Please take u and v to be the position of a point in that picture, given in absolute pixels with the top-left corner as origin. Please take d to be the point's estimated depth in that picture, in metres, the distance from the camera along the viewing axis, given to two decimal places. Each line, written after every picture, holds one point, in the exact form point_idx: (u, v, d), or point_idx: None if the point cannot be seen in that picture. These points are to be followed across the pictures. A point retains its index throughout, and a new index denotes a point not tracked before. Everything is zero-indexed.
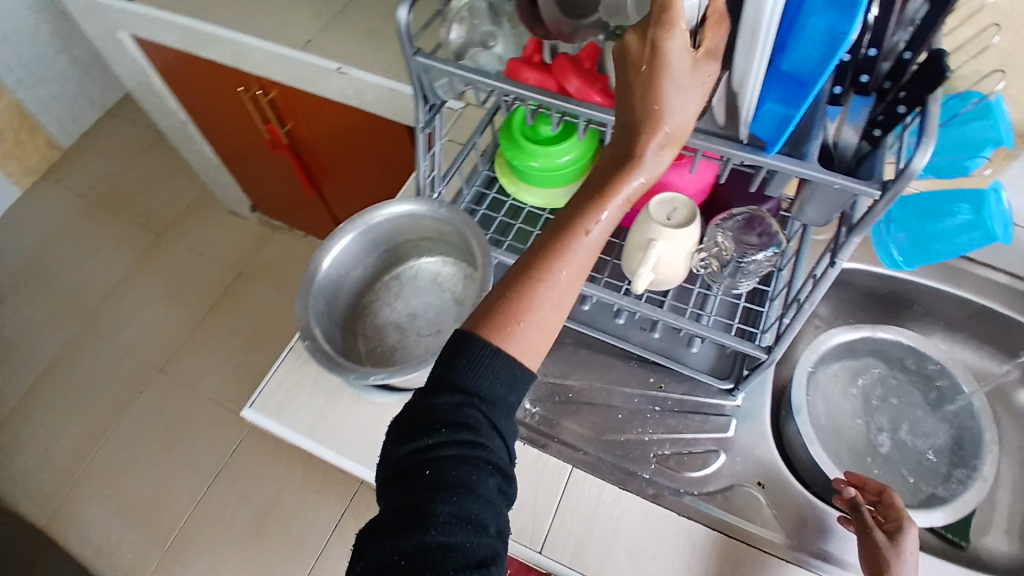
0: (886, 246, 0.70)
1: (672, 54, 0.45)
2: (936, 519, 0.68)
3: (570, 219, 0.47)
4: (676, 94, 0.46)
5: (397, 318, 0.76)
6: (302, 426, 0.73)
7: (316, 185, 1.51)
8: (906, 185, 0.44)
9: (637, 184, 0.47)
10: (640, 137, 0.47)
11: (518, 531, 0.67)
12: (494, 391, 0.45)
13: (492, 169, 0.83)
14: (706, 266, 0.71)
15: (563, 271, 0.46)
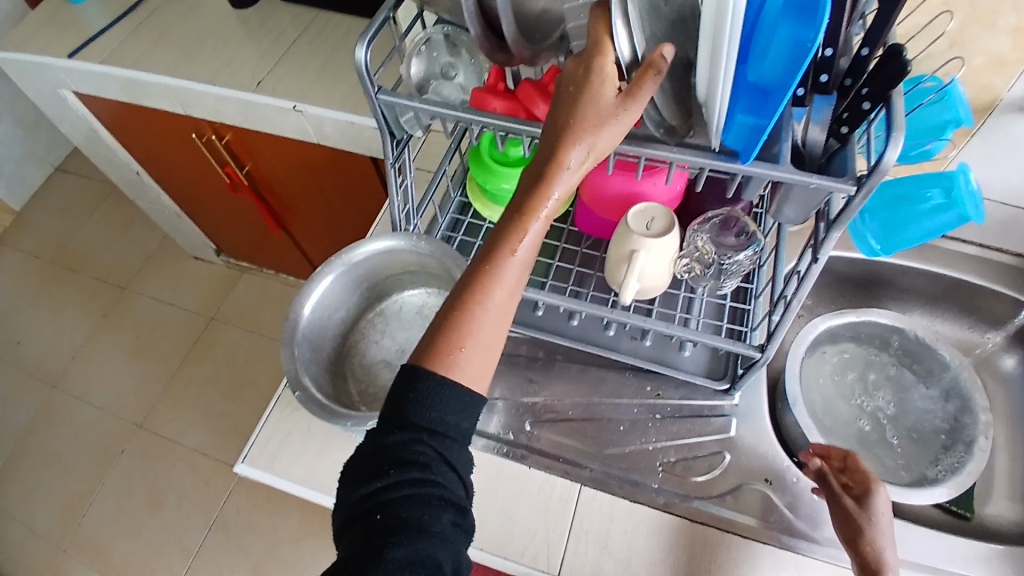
0: (862, 236, 0.73)
1: (599, 76, 0.47)
2: (942, 494, 0.69)
3: (498, 240, 0.47)
4: (589, 108, 0.47)
5: (386, 354, 0.75)
6: (299, 477, 0.71)
7: (282, 223, 1.48)
8: (881, 180, 0.45)
9: (557, 197, 0.48)
10: (558, 149, 0.47)
11: (534, 557, 0.66)
12: (443, 423, 0.45)
13: (464, 195, 0.82)
14: (688, 271, 0.71)
15: (496, 292, 0.47)
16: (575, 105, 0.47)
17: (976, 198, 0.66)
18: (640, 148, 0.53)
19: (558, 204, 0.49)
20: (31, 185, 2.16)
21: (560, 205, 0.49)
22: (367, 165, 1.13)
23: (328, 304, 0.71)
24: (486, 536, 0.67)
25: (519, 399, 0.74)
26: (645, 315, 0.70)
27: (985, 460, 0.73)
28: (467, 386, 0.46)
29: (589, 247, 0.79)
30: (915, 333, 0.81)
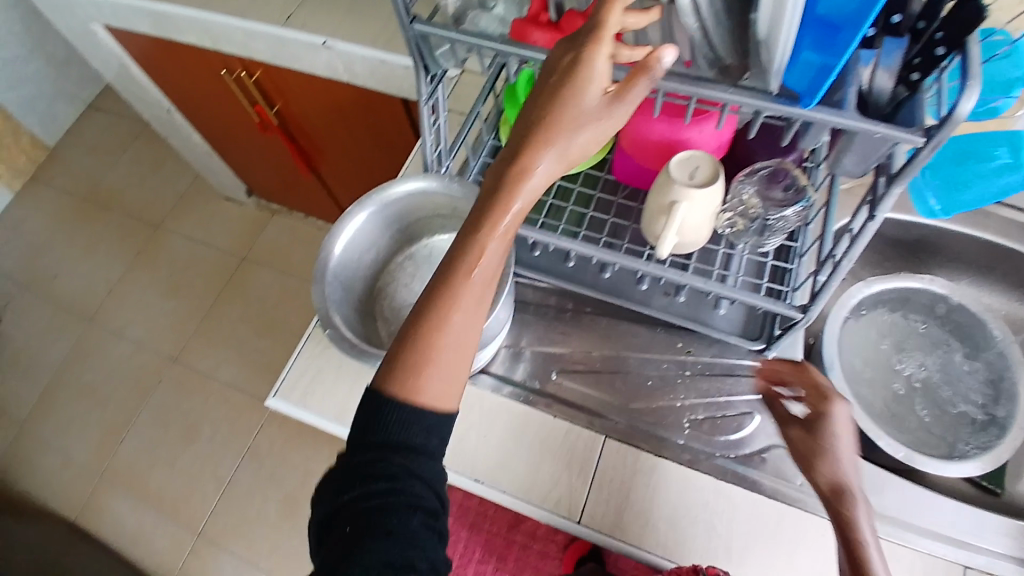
0: (920, 194, 0.69)
1: (587, 69, 0.44)
2: (974, 467, 0.68)
3: (457, 255, 0.44)
4: (559, 108, 0.44)
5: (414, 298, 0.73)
6: (327, 414, 0.72)
7: (311, 165, 1.47)
8: (953, 132, 0.41)
9: (521, 207, 0.44)
10: (523, 155, 0.43)
11: (556, 503, 0.66)
12: (413, 441, 0.44)
13: (497, 138, 0.79)
14: (729, 226, 0.70)
15: (456, 314, 0.44)
16: (548, 105, 0.44)
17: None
18: (694, 87, 0.49)
19: (523, 212, 0.45)
20: (65, 121, 2.18)
21: (525, 213, 0.45)
22: (397, 108, 1.10)
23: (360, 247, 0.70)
24: (509, 481, 0.68)
25: (546, 349, 0.74)
26: (681, 270, 0.68)
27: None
28: (431, 408, 0.45)
29: (626, 197, 0.76)
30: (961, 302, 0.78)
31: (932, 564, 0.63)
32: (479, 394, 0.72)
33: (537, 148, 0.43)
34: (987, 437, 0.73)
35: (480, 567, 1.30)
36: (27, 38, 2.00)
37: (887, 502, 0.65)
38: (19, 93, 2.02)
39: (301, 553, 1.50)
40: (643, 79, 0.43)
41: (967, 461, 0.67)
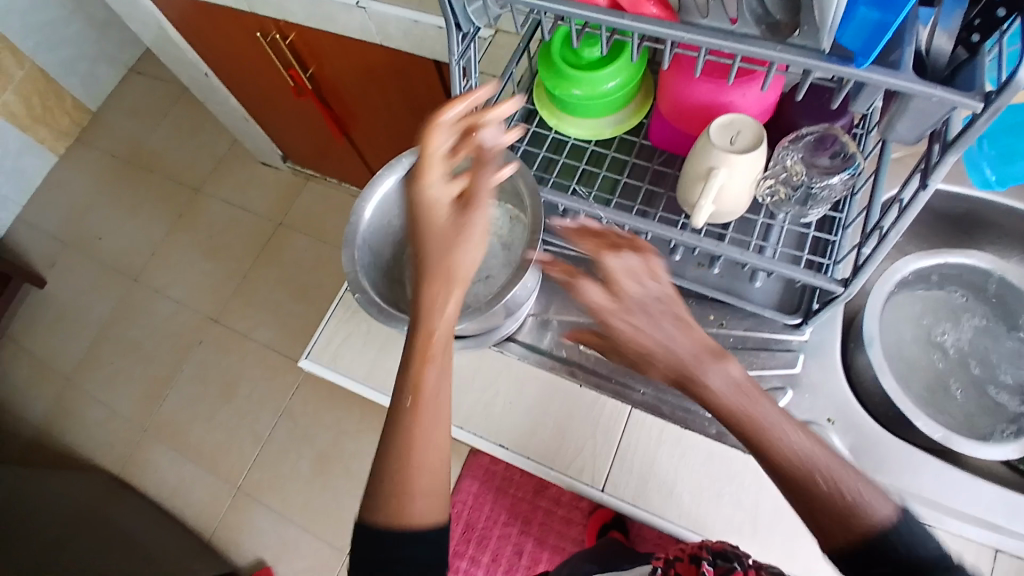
0: (977, 165, 0.66)
1: (438, 205, 0.52)
2: (1015, 452, 0.65)
3: (402, 382, 0.54)
4: (433, 240, 0.52)
5: None
6: (358, 376, 0.73)
7: (343, 129, 1.47)
8: (1012, 99, 0.39)
9: (441, 325, 0.53)
10: (422, 288, 0.53)
11: (579, 471, 0.67)
12: (399, 554, 0.51)
13: (531, 102, 0.77)
14: (771, 194, 0.66)
15: (420, 432, 0.53)
16: (420, 245, 0.53)
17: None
18: (739, 44, 0.46)
19: (446, 325, 0.54)
20: (106, 85, 2.22)
21: (449, 322, 0.54)
22: (429, 71, 1.08)
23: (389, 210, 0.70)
24: (535, 448, 0.68)
25: (574, 318, 0.72)
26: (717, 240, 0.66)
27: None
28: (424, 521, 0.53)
29: (661, 164, 0.74)
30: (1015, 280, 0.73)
31: (961, 546, 0.62)
32: (507, 362, 0.72)
33: (432, 275, 0.52)
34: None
35: (504, 530, 1.33)
36: (69, 3, 2.03)
37: (921, 484, 0.63)
38: (63, 58, 2.06)
39: (332, 509, 1.55)
40: (486, 176, 0.53)
41: (1011, 446, 0.64)
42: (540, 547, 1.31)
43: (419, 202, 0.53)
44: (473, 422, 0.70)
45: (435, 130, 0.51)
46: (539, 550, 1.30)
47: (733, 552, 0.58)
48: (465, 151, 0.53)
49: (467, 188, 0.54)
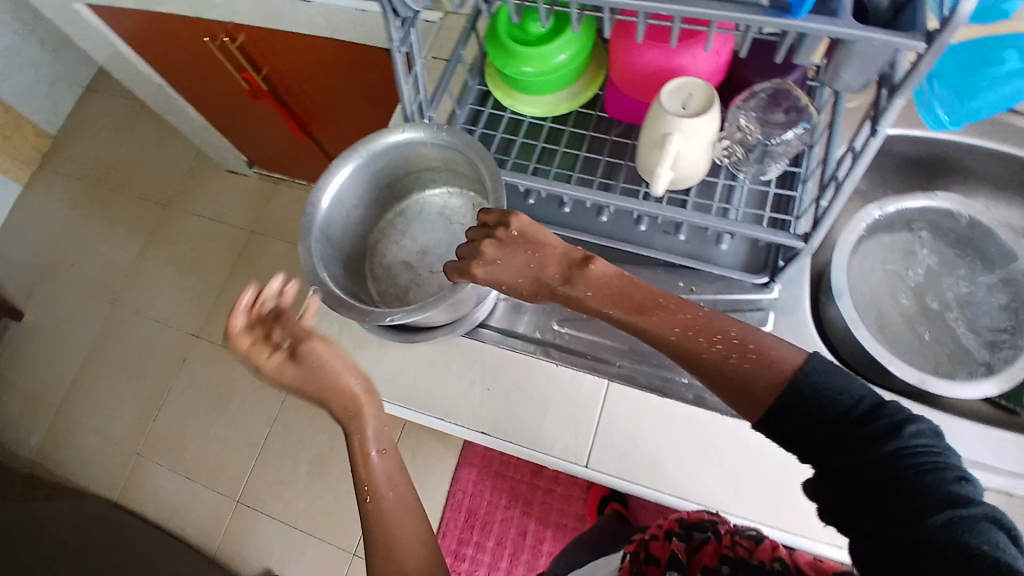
0: (930, 106, 0.66)
1: (291, 372, 0.58)
2: (990, 387, 0.65)
3: (360, 491, 0.58)
4: (308, 377, 0.58)
5: (406, 256, 0.73)
6: None
7: (306, 129, 1.44)
8: (954, 36, 0.39)
9: (365, 418, 0.59)
10: (335, 402, 0.58)
11: (563, 450, 0.67)
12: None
13: (485, 85, 0.76)
14: (728, 155, 0.65)
15: (391, 518, 0.57)
16: (308, 389, 0.58)
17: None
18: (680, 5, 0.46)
19: (370, 420, 0.60)
20: (65, 108, 2.17)
21: (373, 417, 0.60)
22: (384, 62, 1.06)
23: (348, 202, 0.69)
24: (519, 433, 0.68)
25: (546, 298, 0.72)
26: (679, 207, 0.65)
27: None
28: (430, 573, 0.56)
29: (619, 135, 0.73)
30: (980, 219, 0.73)
31: None
32: (481, 348, 0.71)
33: (336, 389, 0.58)
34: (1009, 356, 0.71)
35: (507, 513, 1.34)
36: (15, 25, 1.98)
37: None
38: (16, 84, 2.01)
39: (335, 511, 1.55)
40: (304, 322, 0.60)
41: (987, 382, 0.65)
42: (542, 526, 1.32)
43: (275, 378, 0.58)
44: (454, 412, 0.70)
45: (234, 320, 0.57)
46: (542, 530, 1.31)
47: (708, 522, 0.60)
48: (269, 326, 0.59)
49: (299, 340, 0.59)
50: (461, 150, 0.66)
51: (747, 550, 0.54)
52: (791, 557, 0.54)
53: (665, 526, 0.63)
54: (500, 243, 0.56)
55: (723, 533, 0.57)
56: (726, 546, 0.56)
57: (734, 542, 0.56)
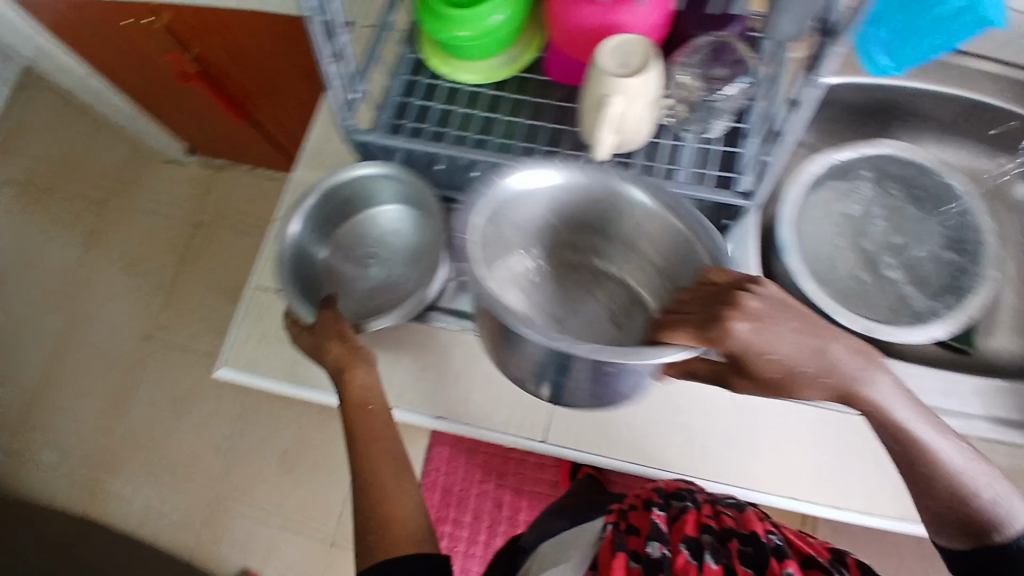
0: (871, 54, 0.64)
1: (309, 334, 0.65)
2: (937, 330, 0.69)
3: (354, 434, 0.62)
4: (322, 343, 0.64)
5: (598, 313, 0.67)
6: (284, 374, 0.71)
7: (244, 111, 1.36)
8: None
9: (359, 373, 0.63)
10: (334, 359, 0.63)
11: (518, 425, 0.68)
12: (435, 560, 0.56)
13: (417, 52, 0.70)
14: (672, 114, 0.64)
15: (379, 462, 0.61)
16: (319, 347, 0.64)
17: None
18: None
19: (366, 376, 0.63)
20: None
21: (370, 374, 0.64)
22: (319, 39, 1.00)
23: (519, 216, 0.63)
24: (477, 416, 0.68)
25: None
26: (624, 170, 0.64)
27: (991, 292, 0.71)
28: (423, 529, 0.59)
29: (562, 100, 0.69)
30: (922, 163, 0.75)
31: None
32: (436, 331, 0.71)
33: (327, 350, 0.63)
34: (954, 296, 0.72)
35: (482, 487, 1.34)
36: None
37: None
38: None
39: (311, 500, 1.54)
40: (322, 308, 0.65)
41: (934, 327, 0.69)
42: (517, 496, 1.33)
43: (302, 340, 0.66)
44: (406, 397, 0.69)
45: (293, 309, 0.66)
46: (517, 500, 1.32)
47: (687, 492, 0.67)
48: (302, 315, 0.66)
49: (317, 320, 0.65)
50: (669, 231, 0.60)
51: (731, 521, 0.62)
52: (779, 531, 0.62)
53: (643, 497, 0.70)
54: (763, 300, 0.47)
55: (704, 506, 0.65)
56: (707, 516, 0.63)
57: (715, 513, 0.64)
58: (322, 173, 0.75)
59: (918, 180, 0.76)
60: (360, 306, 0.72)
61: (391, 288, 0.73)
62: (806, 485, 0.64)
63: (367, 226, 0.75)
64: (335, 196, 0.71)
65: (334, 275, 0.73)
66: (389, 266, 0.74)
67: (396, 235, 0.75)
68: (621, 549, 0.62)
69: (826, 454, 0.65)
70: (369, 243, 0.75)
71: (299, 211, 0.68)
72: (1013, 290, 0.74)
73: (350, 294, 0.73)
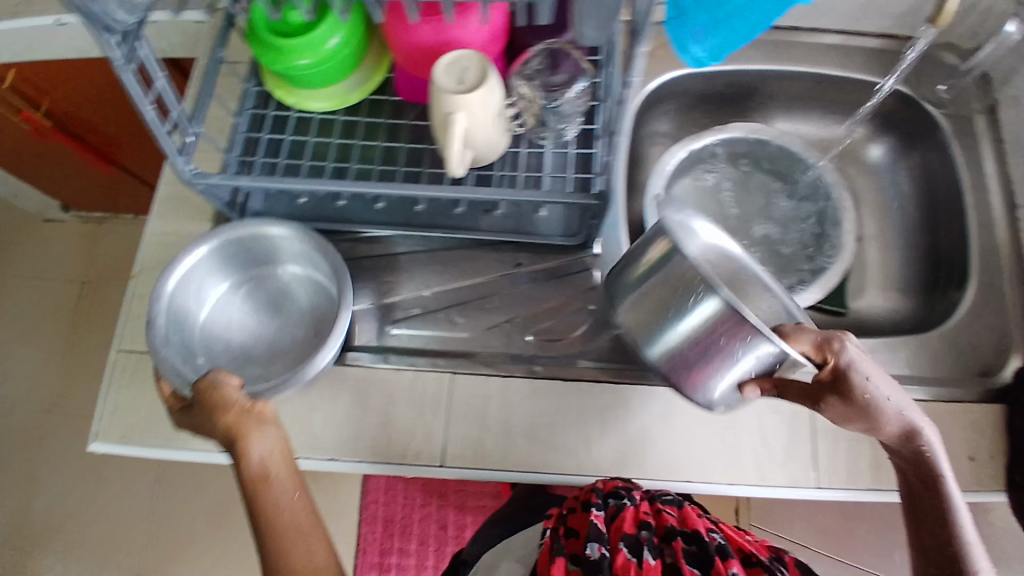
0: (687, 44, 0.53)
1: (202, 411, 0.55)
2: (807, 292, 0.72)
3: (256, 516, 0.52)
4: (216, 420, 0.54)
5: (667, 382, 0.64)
6: (164, 439, 0.68)
7: (110, 159, 1.26)
8: None
9: (258, 443, 0.53)
10: (226, 432, 0.53)
11: (417, 454, 0.64)
12: None
13: (261, 83, 0.67)
14: (522, 123, 0.65)
15: (285, 531, 0.52)
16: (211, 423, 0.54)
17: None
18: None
19: (267, 444, 0.54)
20: None
21: (270, 442, 0.54)
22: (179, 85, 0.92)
23: None
24: (365, 449, 0.64)
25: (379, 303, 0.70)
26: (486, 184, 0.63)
27: (850, 257, 0.74)
28: None
29: (417, 118, 0.68)
30: (769, 141, 0.77)
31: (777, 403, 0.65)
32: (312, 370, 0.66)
33: (215, 420, 0.54)
34: (819, 261, 0.76)
35: (424, 510, 1.31)
36: None
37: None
38: None
39: None
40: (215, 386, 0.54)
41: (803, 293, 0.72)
42: (461, 512, 1.31)
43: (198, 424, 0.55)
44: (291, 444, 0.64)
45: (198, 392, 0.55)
46: (462, 516, 1.30)
47: (623, 490, 0.60)
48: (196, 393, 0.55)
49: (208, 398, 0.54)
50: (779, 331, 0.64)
51: (673, 518, 0.57)
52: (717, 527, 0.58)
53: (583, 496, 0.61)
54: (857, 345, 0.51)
55: (639, 500, 0.59)
56: (645, 512, 0.57)
57: (654, 510, 0.58)
58: (179, 222, 0.71)
59: (767, 158, 0.79)
60: (259, 374, 0.66)
61: (293, 351, 0.67)
62: (698, 466, 0.63)
63: (264, 282, 0.69)
64: (220, 255, 0.65)
65: (229, 340, 0.67)
66: (291, 327, 0.69)
67: (297, 296, 0.69)
68: (559, 554, 0.54)
69: (717, 432, 0.64)
70: (268, 303, 0.69)
71: (174, 274, 0.61)
72: (875, 249, 0.78)
73: (247, 361, 0.67)
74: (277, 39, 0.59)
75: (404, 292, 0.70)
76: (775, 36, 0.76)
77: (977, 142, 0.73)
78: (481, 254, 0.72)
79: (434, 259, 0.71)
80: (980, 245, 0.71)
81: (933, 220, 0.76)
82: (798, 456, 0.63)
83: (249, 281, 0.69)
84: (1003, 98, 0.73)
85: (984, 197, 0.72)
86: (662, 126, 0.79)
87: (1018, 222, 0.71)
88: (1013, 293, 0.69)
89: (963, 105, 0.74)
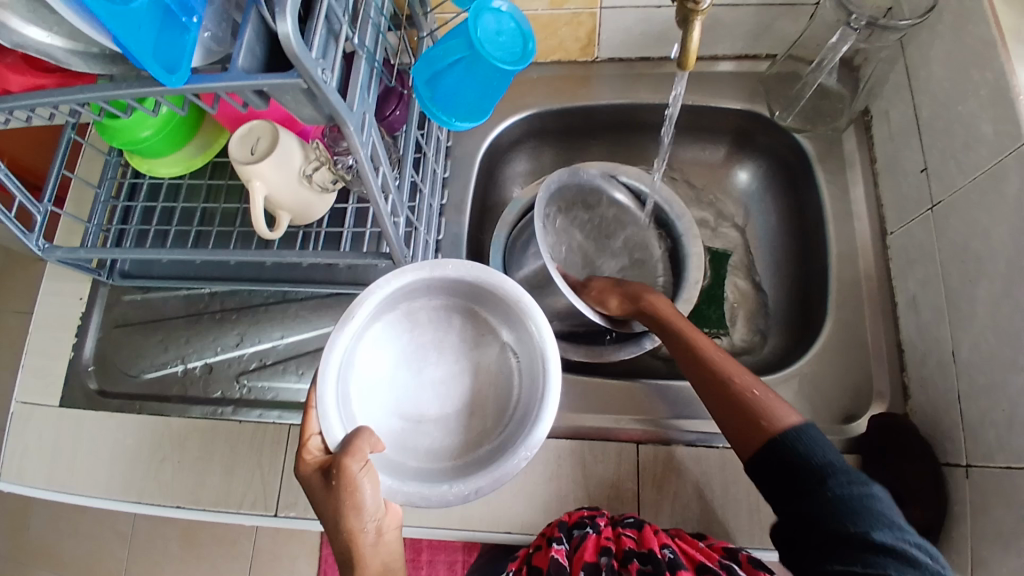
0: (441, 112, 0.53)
1: (334, 490, 0.48)
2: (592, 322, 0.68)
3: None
4: (354, 510, 0.48)
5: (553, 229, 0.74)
6: (40, 482, 0.69)
7: None
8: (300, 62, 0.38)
9: (375, 542, 0.49)
10: (349, 527, 0.48)
11: (252, 504, 0.66)
12: None
13: (120, 154, 0.75)
14: (338, 181, 0.66)
15: None
16: (335, 509, 0.48)
17: (519, 11, 0.51)
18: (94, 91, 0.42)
19: (385, 549, 0.50)
20: None
21: (387, 538, 0.50)
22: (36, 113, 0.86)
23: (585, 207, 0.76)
24: (208, 498, 0.67)
25: (230, 354, 0.73)
26: (320, 217, 0.68)
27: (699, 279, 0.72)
28: None
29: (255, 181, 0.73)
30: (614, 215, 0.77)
31: (602, 451, 0.65)
32: (167, 421, 0.70)
33: (345, 515, 0.48)
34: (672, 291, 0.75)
35: None
36: None
37: None
38: None
39: None
40: (354, 470, 0.48)
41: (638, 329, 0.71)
42: None
43: (325, 497, 0.49)
44: (147, 492, 0.68)
45: (346, 461, 0.48)
46: (415, 540, 0.97)
47: (586, 517, 0.59)
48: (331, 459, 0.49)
49: (341, 481, 0.48)
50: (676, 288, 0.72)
51: (631, 542, 0.56)
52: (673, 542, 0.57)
53: (547, 532, 0.60)
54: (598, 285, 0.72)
55: (602, 526, 0.58)
56: (606, 538, 0.57)
57: (615, 535, 0.58)
58: (63, 282, 0.76)
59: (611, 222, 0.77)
60: (440, 439, 0.58)
61: (451, 424, 0.59)
62: (520, 515, 0.64)
63: (416, 329, 0.61)
64: (401, 292, 0.58)
65: (375, 394, 0.57)
66: (439, 391, 0.60)
67: (477, 349, 0.61)
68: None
69: (538, 480, 0.65)
70: (431, 347, 0.61)
71: (343, 330, 0.55)
72: (743, 277, 0.78)
73: (393, 421, 0.57)
74: (108, 121, 0.59)
75: (249, 345, 0.73)
76: (626, 69, 0.76)
77: (844, 165, 0.70)
78: (327, 304, 0.74)
79: (280, 311, 0.74)
80: (842, 276, 0.67)
81: (807, 247, 0.73)
82: (622, 500, 0.64)
83: (410, 317, 0.61)
84: (876, 109, 0.69)
85: (849, 226, 0.68)
86: (520, 166, 0.82)
87: (887, 249, 0.66)
88: (877, 328, 0.65)
89: (829, 124, 0.71)
